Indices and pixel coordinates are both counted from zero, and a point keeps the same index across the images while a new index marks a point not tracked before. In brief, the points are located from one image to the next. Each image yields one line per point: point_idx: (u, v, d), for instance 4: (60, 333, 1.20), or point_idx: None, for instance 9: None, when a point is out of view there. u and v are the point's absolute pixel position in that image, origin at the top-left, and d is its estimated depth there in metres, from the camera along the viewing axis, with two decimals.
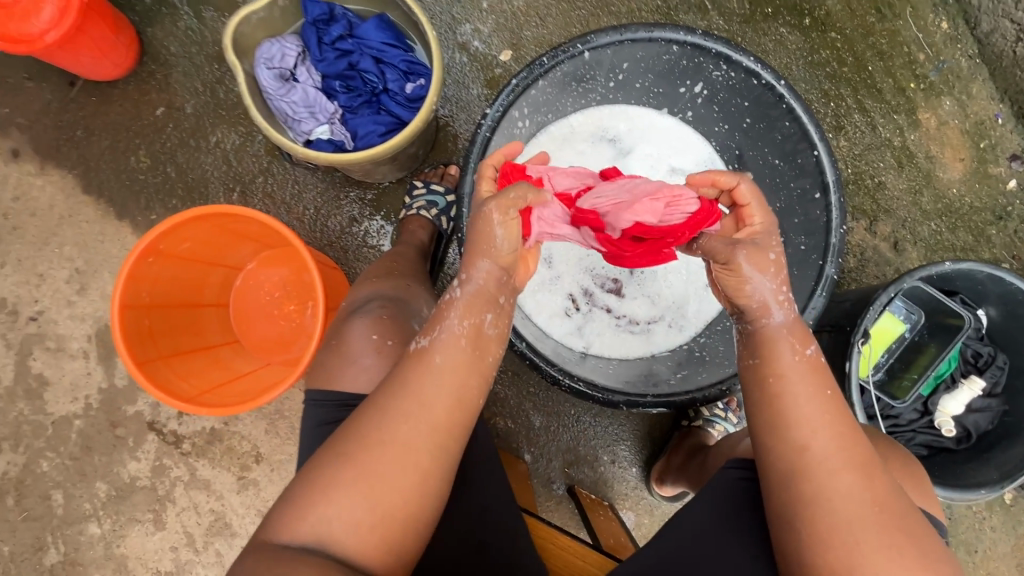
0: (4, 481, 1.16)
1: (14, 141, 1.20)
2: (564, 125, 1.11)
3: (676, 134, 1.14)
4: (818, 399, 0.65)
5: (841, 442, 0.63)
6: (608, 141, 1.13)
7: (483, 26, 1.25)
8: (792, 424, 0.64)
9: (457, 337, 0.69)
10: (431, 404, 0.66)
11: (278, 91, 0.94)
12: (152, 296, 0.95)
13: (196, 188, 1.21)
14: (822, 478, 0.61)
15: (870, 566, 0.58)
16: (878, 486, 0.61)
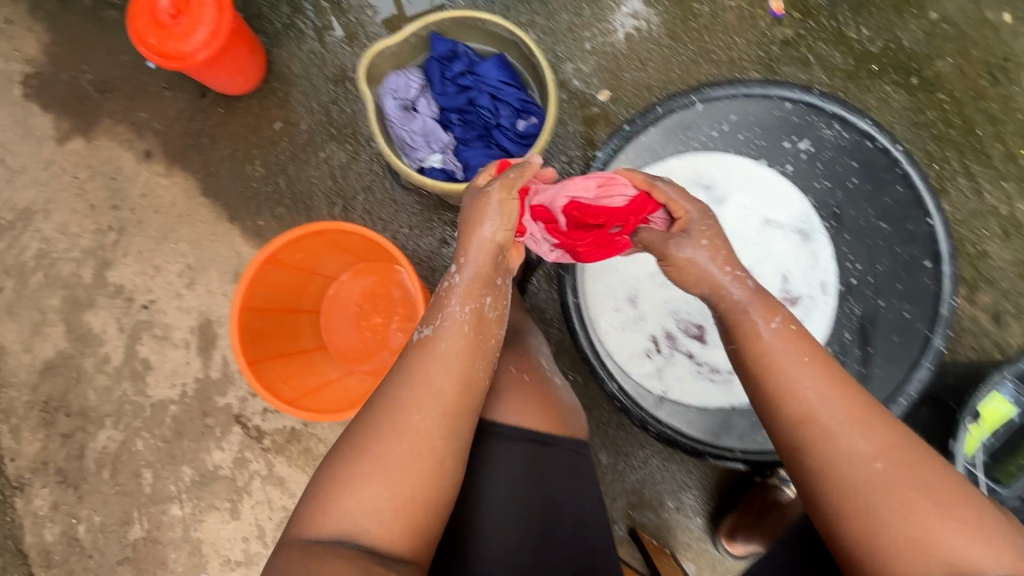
0: (103, 455, 1.25)
1: (148, 143, 1.31)
2: (661, 169, 1.13)
3: (774, 186, 1.13)
4: (803, 367, 0.69)
5: (838, 402, 0.66)
6: (703, 187, 1.14)
7: (585, 66, 1.29)
8: (787, 403, 0.68)
9: (456, 320, 0.76)
10: (437, 386, 0.72)
11: (400, 120, 1.01)
12: (265, 300, 1.02)
13: (302, 199, 1.29)
14: (848, 470, 0.63)
15: (899, 512, 0.60)
16: (908, 459, 0.62)
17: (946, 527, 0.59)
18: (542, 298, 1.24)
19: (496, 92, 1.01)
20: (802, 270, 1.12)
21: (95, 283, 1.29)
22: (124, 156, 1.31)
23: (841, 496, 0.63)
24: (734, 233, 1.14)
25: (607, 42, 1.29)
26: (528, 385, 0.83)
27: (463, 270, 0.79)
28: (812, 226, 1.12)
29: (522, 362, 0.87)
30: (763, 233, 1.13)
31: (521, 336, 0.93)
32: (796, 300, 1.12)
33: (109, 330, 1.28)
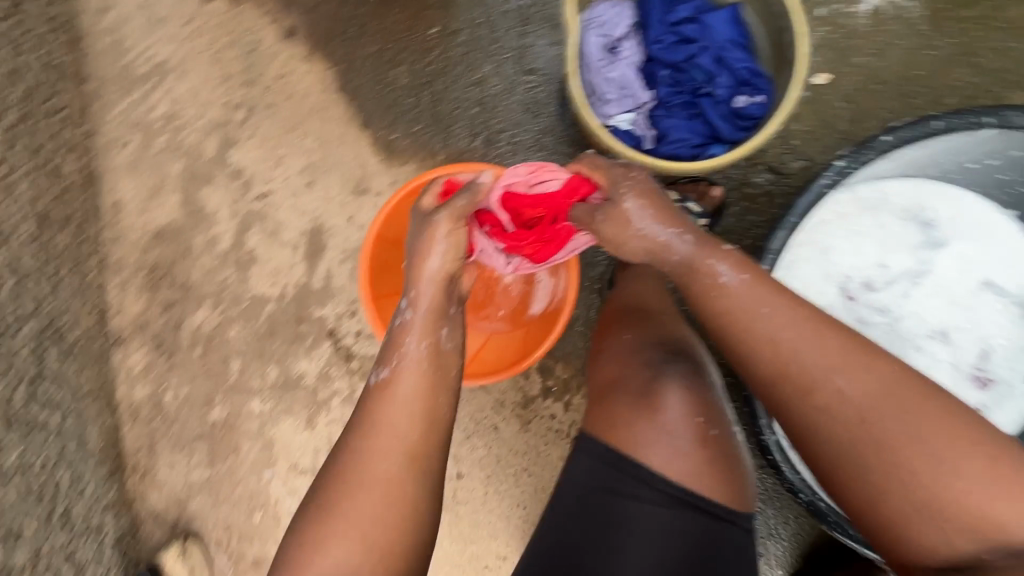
0: (197, 333, 1.26)
1: (293, 20, 1.20)
2: (877, 189, 0.93)
3: (1013, 243, 0.92)
4: (786, 322, 0.67)
5: (828, 352, 0.65)
6: (921, 225, 0.94)
7: (809, 36, 1.05)
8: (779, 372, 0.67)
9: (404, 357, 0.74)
10: (398, 426, 0.70)
11: (596, 57, 0.87)
12: (396, 233, 0.93)
13: (441, 121, 1.16)
14: (840, 411, 0.64)
15: (920, 438, 0.61)
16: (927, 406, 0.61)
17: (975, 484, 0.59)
18: (679, 297, 1.10)
19: (719, 56, 0.86)
20: (1010, 351, 0.94)
21: (217, 160, 1.23)
22: (267, 29, 1.21)
23: (861, 455, 0.63)
24: (940, 286, 0.94)
25: (846, 12, 1.04)
26: (713, 443, 0.72)
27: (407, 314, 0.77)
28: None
29: (705, 409, 0.74)
30: (977, 295, 0.94)
31: (696, 362, 0.79)
32: (989, 383, 0.94)
33: (223, 213, 1.24)
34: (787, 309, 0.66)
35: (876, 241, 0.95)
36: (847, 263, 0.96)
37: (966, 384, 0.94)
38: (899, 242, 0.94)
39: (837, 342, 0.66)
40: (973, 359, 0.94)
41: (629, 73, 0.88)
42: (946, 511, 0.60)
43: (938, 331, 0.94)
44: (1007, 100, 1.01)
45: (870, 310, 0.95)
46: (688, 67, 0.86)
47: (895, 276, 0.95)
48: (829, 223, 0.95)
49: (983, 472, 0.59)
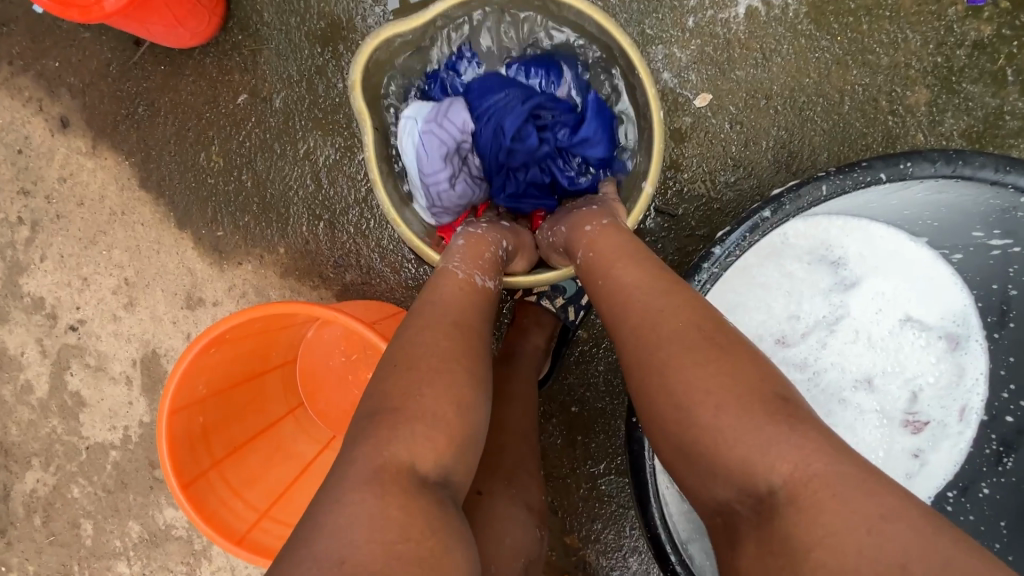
0: (33, 499, 1.03)
1: (64, 106, 0.95)
2: (777, 233, 0.81)
3: (925, 273, 0.82)
4: (631, 268, 0.59)
5: (646, 289, 0.56)
6: (829, 265, 0.83)
7: (682, 53, 0.90)
8: (621, 312, 0.56)
9: (471, 278, 0.63)
10: (459, 316, 0.58)
11: (427, 151, 0.77)
12: (210, 385, 0.74)
13: (274, 207, 0.96)
14: (648, 350, 0.52)
15: (709, 394, 0.48)
16: (736, 363, 0.49)
17: (777, 436, 0.45)
18: (582, 370, 0.96)
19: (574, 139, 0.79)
20: (940, 391, 0.84)
21: (8, 291, 0.99)
22: (33, 122, 0.96)
23: (653, 400, 0.51)
24: (860, 331, 0.83)
25: (719, 20, 0.89)
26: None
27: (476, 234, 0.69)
28: (967, 330, 0.82)
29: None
30: (899, 334, 0.83)
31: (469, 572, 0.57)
32: (923, 427, 0.85)
33: (30, 354, 1.01)
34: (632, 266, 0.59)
35: (781, 293, 0.83)
36: (757, 322, 0.83)
37: (899, 432, 0.85)
38: (808, 289, 0.83)
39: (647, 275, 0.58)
40: (904, 405, 0.84)
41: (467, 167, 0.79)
42: (717, 456, 0.47)
43: (865, 380, 0.84)
44: (906, 100, 0.89)
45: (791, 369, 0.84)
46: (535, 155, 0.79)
47: (811, 327, 0.83)
48: (730, 280, 0.82)
49: (761, 412, 0.46)
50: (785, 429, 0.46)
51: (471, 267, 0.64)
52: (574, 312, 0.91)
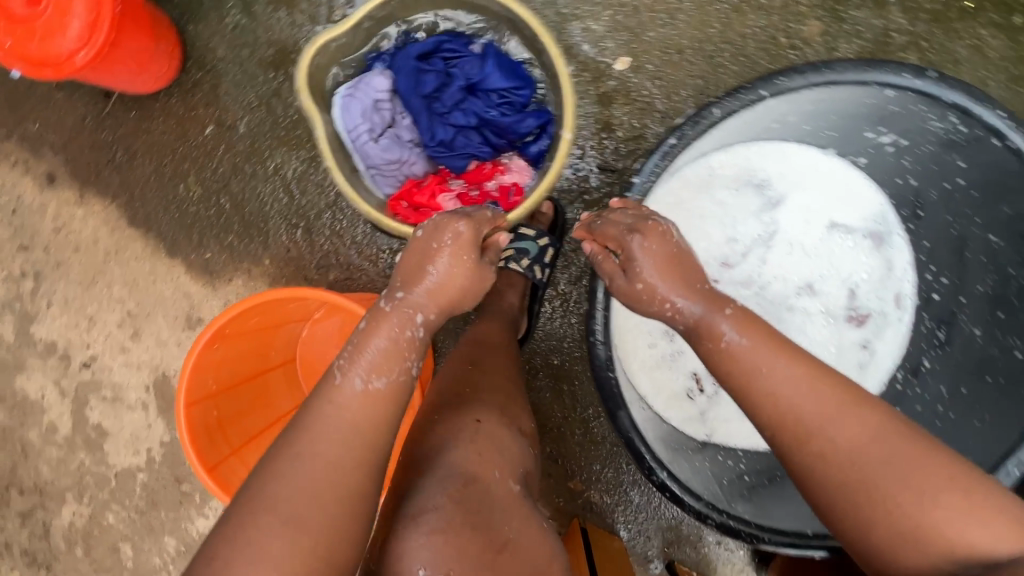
0: (73, 532, 1.10)
1: (49, 164, 1.04)
2: (702, 167, 0.90)
3: (841, 180, 0.91)
4: (789, 366, 0.60)
5: (813, 386, 0.58)
6: (756, 189, 0.92)
7: (596, 24, 1.00)
8: (790, 414, 0.58)
9: (372, 383, 0.59)
10: (352, 430, 0.56)
11: (350, 111, 0.75)
12: (219, 380, 0.82)
13: (254, 223, 1.05)
14: (827, 453, 0.56)
15: (905, 484, 0.52)
16: (915, 450, 0.53)
17: (961, 514, 0.50)
18: (556, 324, 1.05)
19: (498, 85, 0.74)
20: (873, 285, 0.93)
21: (21, 341, 1.07)
22: (23, 182, 1.05)
23: (832, 489, 0.55)
24: (793, 243, 0.92)
25: None
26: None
27: (388, 315, 0.63)
28: (887, 226, 0.91)
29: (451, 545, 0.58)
30: (828, 239, 0.93)
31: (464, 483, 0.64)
32: (864, 320, 0.94)
33: (50, 396, 1.08)
34: (788, 362, 0.60)
35: (715, 220, 0.92)
36: (701, 248, 0.92)
37: (843, 326, 0.94)
38: (739, 212, 0.92)
39: (785, 356, 0.60)
40: (843, 302, 0.93)
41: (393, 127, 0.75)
42: (914, 542, 0.51)
43: (805, 286, 0.93)
44: (802, 33, 0.99)
45: (738, 286, 0.92)
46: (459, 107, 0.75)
47: (748, 247, 0.92)
48: (670, 214, 0.91)
49: (950, 497, 0.51)
50: (981, 509, 0.50)
51: (362, 374, 0.59)
52: (541, 271, 0.99)
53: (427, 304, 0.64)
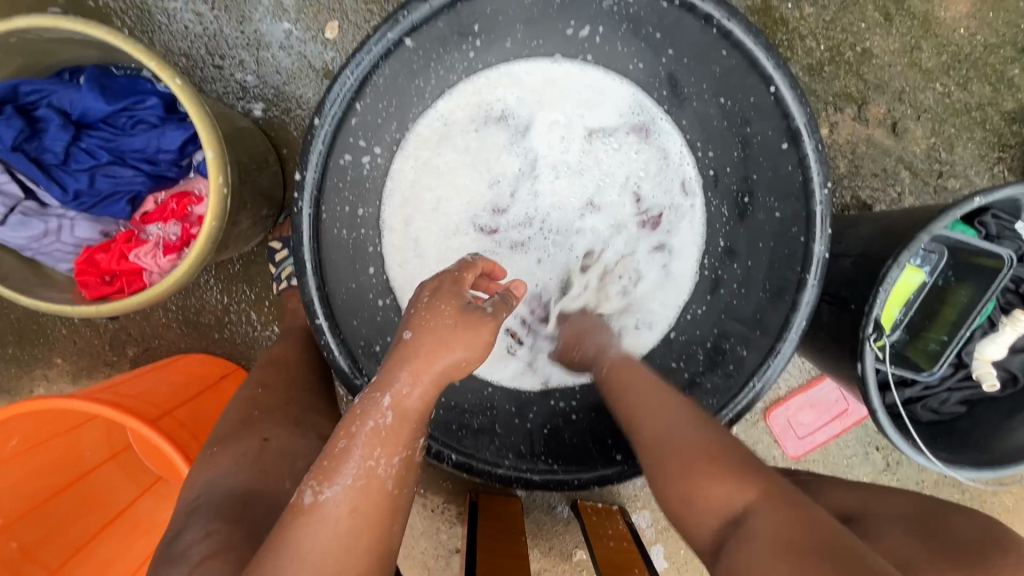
0: None
1: None
2: (434, 119, 0.82)
3: (583, 82, 0.83)
4: (633, 371, 0.69)
5: (640, 387, 0.66)
6: (501, 121, 0.84)
7: None
8: (621, 404, 0.66)
9: (376, 467, 0.52)
10: (335, 556, 0.48)
11: None
12: (6, 512, 0.78)
13: (27, 327, 0.97)
14: (641, 436, 0.62)
15: (685, 458, 0.58)
16: (701, 436, 0.59)
17: (723, 476, 0.55)
18: None
19: (109, 109, 0.65)
20: (659, 179, 0.85)
21: None
22: None
23: (648, 469, 0.60)
24: (557, 164, 0.85)
25: None
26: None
27: (390, 391, 0.54)
28: (647, 114, 0.84)
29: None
30: (592, 147, 0.85)
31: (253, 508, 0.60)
32: (657, 221, 0.86)
33: None
34: (624, 366, 0.70)
35: (472, 169, 0.84)
36: (463, 204, 0.85)
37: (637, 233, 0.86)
38: (492, 151, 0.84)
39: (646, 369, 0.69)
40: (631, 209, 0.85)
41: (33, 198, 0.67)
42: (692, 496, 0.56)
43: (585, 203, 0.85)
44: None
45: (516, 228, 0.85)
46: (83, 148, 0.66)
47: (514, 184, 0.85)
48: (418, 180, 0.83)
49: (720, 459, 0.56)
50: (734, 469, 0.55)
51: (328, 484, 0.50)
52: None
53: (397, 382, 0.54)
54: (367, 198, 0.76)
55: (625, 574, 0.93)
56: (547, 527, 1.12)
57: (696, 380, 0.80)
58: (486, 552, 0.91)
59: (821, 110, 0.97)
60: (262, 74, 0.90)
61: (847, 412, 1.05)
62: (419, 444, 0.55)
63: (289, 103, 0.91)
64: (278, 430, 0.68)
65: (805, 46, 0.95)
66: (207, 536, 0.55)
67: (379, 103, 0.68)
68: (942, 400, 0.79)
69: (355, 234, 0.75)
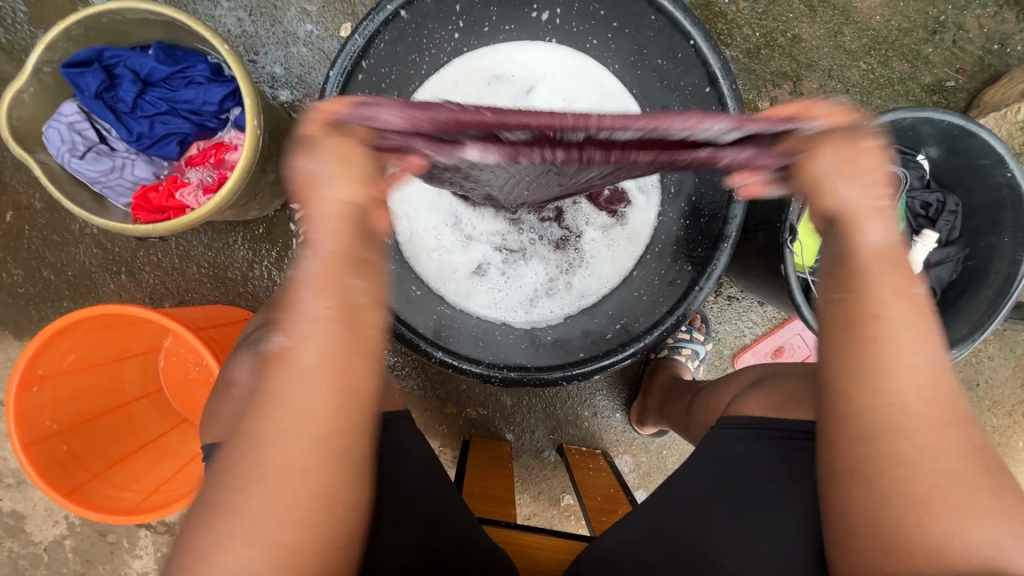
0: None
1: None
2: (439, 81, 0.97)
3: (570, 67, 0.98)
4: (925, 343, 0.51)
5: (937, 390, 0.50)
6: (503, 82, 0.99)
7: (310, 5, 1.09)
8: (880, 373, 0.50)
9: (324, 314, 0.50)
10: (316, 412, 0.50)
11: (55, 142, 0.82)
12: (61, 420, 0.91)
13: (81, 282, 1.13)
14: (895, 443, 0.50)
15: (960, 512, 0.48)
16: (986, 478, 0.49)
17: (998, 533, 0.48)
18: None
19: (170, 70, 0.83)
20: None
21: None
22: None
23: (895, 493, 0.49)
24: None
25: None
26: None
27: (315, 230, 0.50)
28: None
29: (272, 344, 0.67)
30: None
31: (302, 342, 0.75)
32: (624, 202, 0.99)
33: None
34: (909, 316, 0.50)
35: None
36: None
37: (594, 211, 1.00)
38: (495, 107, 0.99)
39: (942, 339, 0.51)
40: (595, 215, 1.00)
41: (105, 142, 0.84)
42: (928, 523, 0.48)
43: None
44: None
45: None
46: (147, 100, 0.84)
47: None
48: None
49: (1000, 515, 0.48)
50: (1015, 528, 0.48)
51: (285, 330, 0.51)
52: None
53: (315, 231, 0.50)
54: None
55: (604, 495, 1.03)
56: (535, 472, 1.20)
57: (652, 300, 0.92)
58: (475, 469, 1.01)
59: (761, 87, 1.13)
60: (287, 67, 1.09)
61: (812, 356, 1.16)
62: (361, 286, 0.51)
63: (309, 89, 1.10)
64: None
65: (742, 34, 1.12)
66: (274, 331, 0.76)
67: (381, 67, 0.85)
68: None
69: None
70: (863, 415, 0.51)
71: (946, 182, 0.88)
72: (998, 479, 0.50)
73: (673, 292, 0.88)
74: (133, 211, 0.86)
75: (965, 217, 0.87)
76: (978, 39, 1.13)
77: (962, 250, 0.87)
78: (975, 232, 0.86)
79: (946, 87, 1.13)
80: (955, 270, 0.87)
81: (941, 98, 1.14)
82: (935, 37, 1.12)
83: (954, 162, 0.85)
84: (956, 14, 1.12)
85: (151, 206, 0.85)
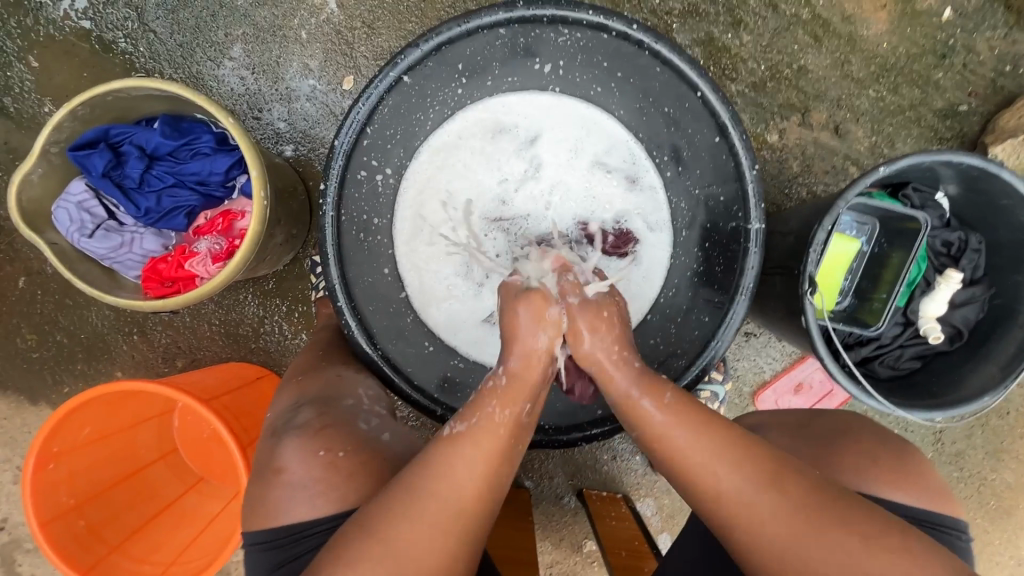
0: None
1: None
2: (444, 134, 0.97)
3: (580, 117, 0.98)
4: (702, 437, 0.65)
5: (742, 467, 0.63)
6: (507, 134, 0.98)
7: (312, 60, 1.09)
8: (692, 480, 0.64)
9: (500, 416, 0.67)
10: (447, 477, 0.62)
11: (63, 222, 0.81)
12: (79, 493, 0.91)
13: (94, 344, 1.13)
14: (739, 528, 0.61)
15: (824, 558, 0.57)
16: (824, 519, 0.59)
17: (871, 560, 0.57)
18: None
19: (176, 144, 0.84)
20: (639, 211, 0.97)
21: None
22: None
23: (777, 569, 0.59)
24: (564, 182, 0.98)
25: (322, 22, 1.09)
26: (345, 470, 0.68)
27: (516, 356, 0.70)
28: (639, 167, 0.98)
29: (328, 437, 0.71)
30: (596, 176, 0.98)
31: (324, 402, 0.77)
32: (633, 241, 0.97)
33: None
34: (676, 420, 0.66)
35: (478, 169, 0.98)
36: (482, 205, 0.98)
37: (606, 255, 0.96)
38: (503, 160, 0.98)
39: (714, 427, 0.66)
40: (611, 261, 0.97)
41: (114, 218, 0.85)
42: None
43: (565, 218, 0.97)
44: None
45: (515, 224, 0.97)
46: (154, 174, 0.85)
47: (519, 182, 0.98)
48: (435, 181, 0.98)
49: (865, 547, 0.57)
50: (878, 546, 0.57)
51: (462, 421, 0.67)
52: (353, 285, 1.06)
53: (513, 359, 0.70)
54: (381, 209, 0.92)
55: (628, 548, 1.00)
56: (555, 519, 1.17)
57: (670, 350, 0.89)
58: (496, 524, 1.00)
59: (769, 120, 1.11)
60: (292, 123, 1.09)
61: (832, 392, 1.14)
62: (529, 408, 0.69)
63: (313, 144, 1.10)
64: (348, 369, 0.85)
65: (747, 68, 1.11)
66: (303, 412, 0.76)
67: (386, 130, 0.85)
68: (895, 356, 0.87)
69: (372, 239, 0.90)
70: (708, 523, 0.64)
71: (967, 220, 0.85)
72: (841, 512, 0.59)
73: (692, 343, 0.87)
74: (143, 283, 0.85)
75: (989, 254, 0.85)
76: (989, 61, 1.11)
77: (988, 289, 0.85)
78: (1000, 271, 0.84)
79: (960, 111, 1.11)
80: (981, 309, 0.85)
81: (955, 123, 1.11)
82: (944, 62, 1.10)
83: (974, 201, 0.83)
84: (965, 37, 1.10)
85: (159, 280, 0.85)
